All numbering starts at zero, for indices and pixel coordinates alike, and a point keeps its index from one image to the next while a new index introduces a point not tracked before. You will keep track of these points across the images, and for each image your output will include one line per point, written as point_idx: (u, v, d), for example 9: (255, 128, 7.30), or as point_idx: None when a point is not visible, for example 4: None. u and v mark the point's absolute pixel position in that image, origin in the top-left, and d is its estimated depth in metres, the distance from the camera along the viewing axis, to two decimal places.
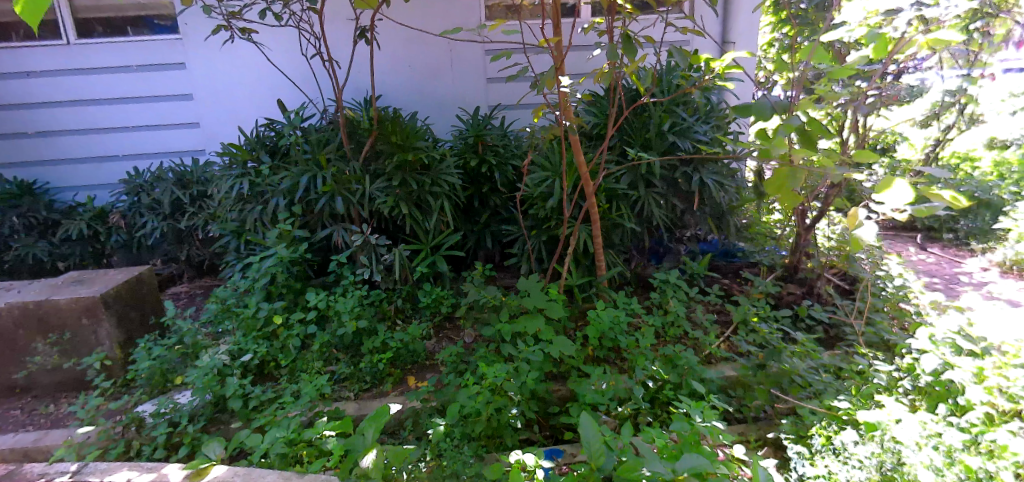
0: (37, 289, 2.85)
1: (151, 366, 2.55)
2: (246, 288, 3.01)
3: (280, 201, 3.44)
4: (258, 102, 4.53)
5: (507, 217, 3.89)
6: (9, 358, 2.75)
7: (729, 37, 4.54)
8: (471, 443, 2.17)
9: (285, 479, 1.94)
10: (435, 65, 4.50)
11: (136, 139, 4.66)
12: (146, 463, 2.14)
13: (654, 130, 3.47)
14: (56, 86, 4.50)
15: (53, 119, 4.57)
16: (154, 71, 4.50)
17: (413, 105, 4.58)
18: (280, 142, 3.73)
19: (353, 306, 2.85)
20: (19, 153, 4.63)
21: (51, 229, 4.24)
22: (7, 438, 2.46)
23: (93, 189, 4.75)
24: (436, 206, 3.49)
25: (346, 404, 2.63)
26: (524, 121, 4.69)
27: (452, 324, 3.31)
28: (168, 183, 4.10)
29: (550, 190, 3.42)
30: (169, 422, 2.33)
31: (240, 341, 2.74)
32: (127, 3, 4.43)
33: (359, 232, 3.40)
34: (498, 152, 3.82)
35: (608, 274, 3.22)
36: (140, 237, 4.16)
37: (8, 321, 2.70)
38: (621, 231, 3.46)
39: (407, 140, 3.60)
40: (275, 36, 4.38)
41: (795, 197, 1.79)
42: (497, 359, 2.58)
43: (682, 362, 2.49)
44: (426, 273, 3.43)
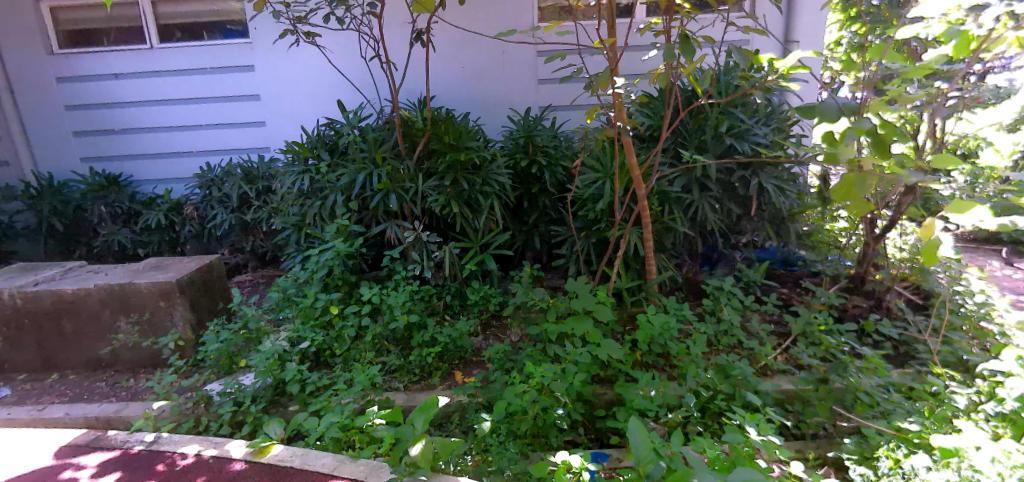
0: (122, 273, 3.09)
1: (219, 348, 2.74)
2: (305, 279, 3.15)
3: (338, 198, 3.57)
4: (319, 102, 4.75)
5: (556, 219, 3.89)
6: (95, 334, 3.00)
7: (792, 36, 4.36)
8: (516, 441, 2.19)
9: (339, 463, 2.04)
10: (487, 67, 4.56)
11: (208, 136, 4.96)
12: (215, 439, 2.30)
13: (710, 132, 3.38)
14: (140, 87, 4.86)
15: (136, 117, 4.94)
16: (225, 73, 4.79)
17: (465, 106, 4.66)
18: (339, 140, 3.88)
19: (404, 300, 2.94)
20: (106, 148, 5.02)
21: (132, 219, 4.60)
22: (92, 407, 2.68)
23: (170, 183, 5.10)
24: (486, 205, 3.54)
25: (395, 394, 2.70)
26: (576, 122, 4.67)
27: (499, 323, 3.35)
28: (237, 178, 4.37)
29: (600, 192, 3.39)
30: (234, 401, 2.47)
31: (299, 329, 2.89)
32: (204, 11, 4.78)
33: (411, 229, 3.47)
34: (548, 153, 3.83)
35: (659, 278, 3.16)
36: (211, 228, 4.45)
37: (97, 301, 2.94)
38: (673, 235, 3.39)
39: (459, 140, 3.68)
40: (337, 40, 4.59)
41: (865, 205, 1.68)
42: (544, 358, 2.59)
43: (735, 372, 2.40)
44: (475, 271, 3.48)
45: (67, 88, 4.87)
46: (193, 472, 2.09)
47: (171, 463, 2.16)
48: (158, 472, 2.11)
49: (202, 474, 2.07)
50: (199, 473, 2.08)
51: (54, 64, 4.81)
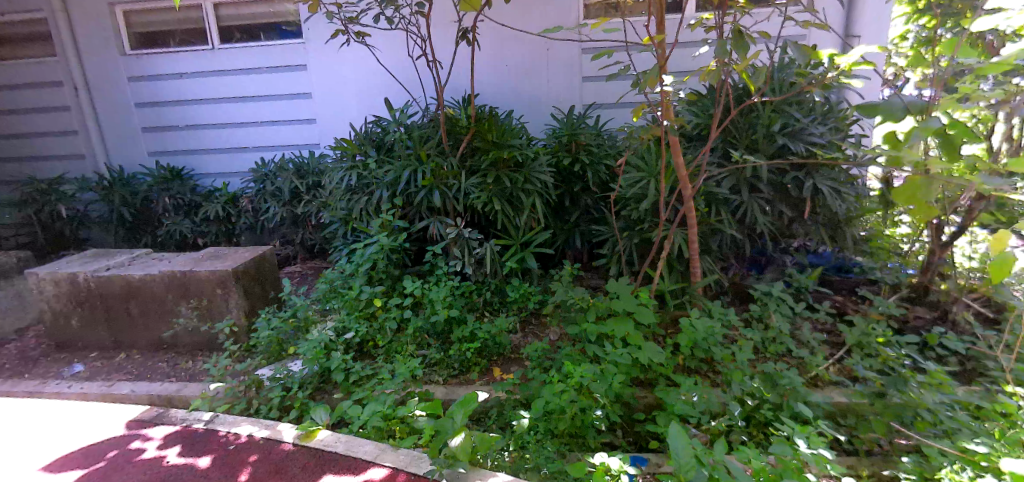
0: (183, 261, 3.28)
1: (271, 335, 2.87)
2: (351, 272, 3.25)
3: (383, 193, 3.66)
4: (367, 100, 4.88)
5: (598, 218, 3.85)
6: (159, 318, 3.19)
7: (854, 30, 4.14)
8: (554, 440, 2.18)
9: (381, 451, 2.11)
10: (532, 64, 4.55)
11: (263, 132, 5.19)
12: (265, 421, 2.41)
13: (762, 132, 3.25)
14: (202, 86, 5.13)
15: (198, 114, 5.22)
16: (280, 72, 4.99)
17: (509, 104, 4.67)
18: (385, 138, 3.97)
19: (445, 295, 2.99)
20: (171, 143, 5.32)
21: (193, 210, 4.87)
22: (155, 386, 2.86)
23: (228, 177, 5.36)
24: (528, 203, 3.54)
25: (435, 387, 2.75)
26: (620, 120, 4.61)
27: (538, 321, 3.35)
28: (289, 173, 4.55)
29: (644, 191, 3.33)
30: (283, 386, 2.58)
31: (344, 319, 2.99)
32: (261, 13, 4.99)
33: (454, 225, 3.51)
34: (591, 152, 3.80)
35: (704, 281, 3.08)
36: (264, 220, 4.65)
37: (160, 286, 3.13)
38: (720, 237, 3.29)
39: (502, 138, 3.69)
40: (385, 40, 4.70)
41: (931, 211, 1.58)
42: (583, 358, 2.57)
43: (783, 381, 2.30)
44: (515, 268, 3.49)
45: (137, 86, 5.19)
46: (246, 451, 2.20)
47: (226, 441, 2.27)
48: (215, 448, 2.23)
49: (254, 453, 2.17)
50: (250, 452, 2.19)
51: (126, 64, 5.14)
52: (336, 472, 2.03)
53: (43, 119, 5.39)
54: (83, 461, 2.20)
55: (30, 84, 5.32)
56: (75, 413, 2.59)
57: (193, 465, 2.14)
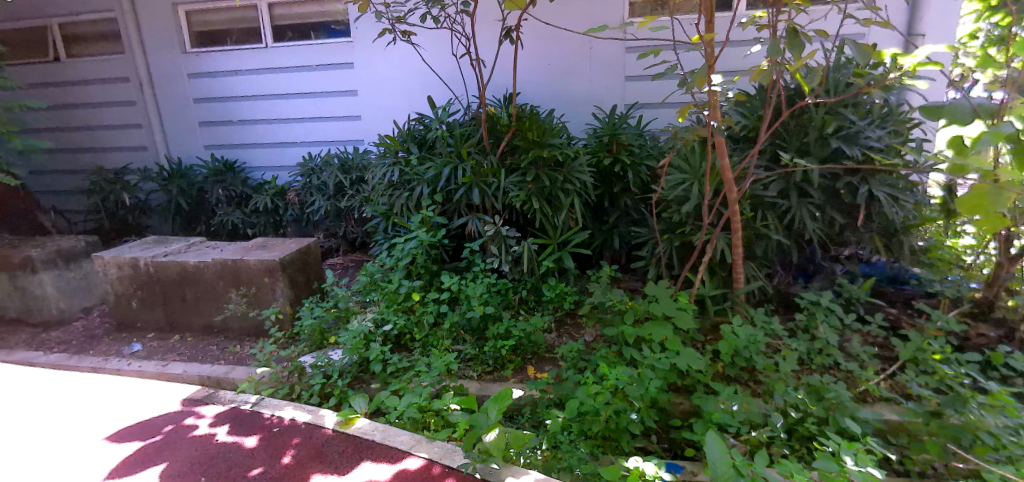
0: (234, 250, 3.43)
1: (314, 324, 2.97)
2: (391, 266, 3.33)
3: (424, 190, 3.72)
4: (411, 97, 4.97)
5: (637, 219, 3.80)
6: (210, 303, 3.36)
7: (918, 28, 3.92)
8: (587, 441, 2.16)
9: (416, 442, 2.15)
10: (575, 63, 4.52)
11: (311, 128, 5.36)
12: (307, 406, 2.50)
13: (814, 134, 3.13)
14: (255, 82, 5.34)
15: (251, 109, 5.44)
16: (328, 70, 5.14)
17: (551, 103, 4.66)
18: (427, 135, 4.03)
19: (482, 291, 3.02)
20: (225, 137, 5.56)
21: (244, 202, 5.09)
22: (206, 368, 3.01)
23: (277, 170, 5.57)
24: (567, 202, 3.52)
25: (469, 382, 2.78)
26: (664, 120, 4.52)
27: (574, 321, 3.34)
28: (334, 168, 4.70)
29: (687, 194, 3.26)
30: (324, 374, 2.66)
31: (383, 312, 3.06)
32: (312, 12, 5.15)
33: (492, 223, 3.54)
34: (632, 152, 3.74)
35: (747, 287, 2.99)
36: (309, 213, 4.81)
37: (212, 273, 3.28)
38: (765, 243, 3.19)
39: (542, 137, 3.69)
40: (430, 38, 4.77)
41: (1000, 221, 1.47)
42: (619, 361, 2.54)
43: (830, 395, 2.21)
44: (552, 268, 3.49)
45: (196, 82, 5.46)
46: (290, 434, 2.28)
47: (271, 423, 2.37)
48: (261, 429, 2.33)
49: (297, 436, 2.26)
50: (293, 435, 2.27)
51: (186, 61, 5.41)
52: (373, 459, 2.08)
53: (111, 113, 5.73)
54: (141, 435, 2.34)
55: (100, 79, 5.67)
56: (134, 389, 2.75)
57: (241, 443, 2.24)
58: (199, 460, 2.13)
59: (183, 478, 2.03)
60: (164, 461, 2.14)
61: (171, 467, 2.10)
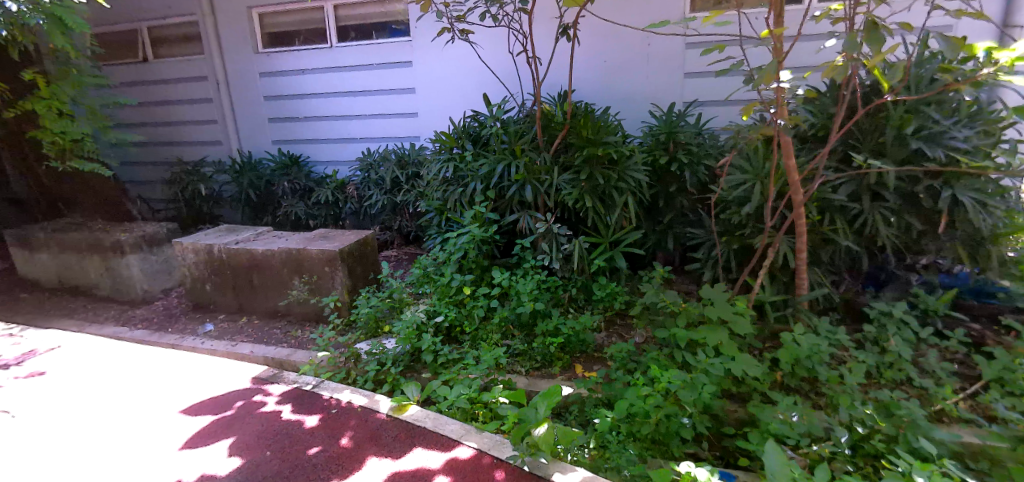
0: (298, 240, 3.61)
1: (369, 312, 3.09)
2: (443, 259, 3.40)
3: (477, 186, 3.76)
4: (467, 95, 5.06)
5: (693, 220, 3.69)
6: (275, 288, 3.55)
7: (1016, 18, 3.59)
8: (636, 443, 2.11)
9: (466, 431, 2.20)
10: (632, 60, 4.44)
11: (370, 125, 5.55)
12: (363, 390, 2.60)
13: (891, 134, 2.93)
14: (320, 80, 5.59)
15: (315, 106, 5.69)
16: (388, 68, 5.31)
17: (606, 100, 4.60)
18: (482, 132, 4.08)
19: (532, 288, 3.03)
20: (291, 133, 5.85)
21: (307, 194, 5.34)
22: (270, 350, 3.19)
23: (337, 165, 5.81)
24: (621, 201, 3.47)
25: (517, 377, 2.79)
26: (724, 119, 4.37)
27: (624, 322, 3.30)
28: (391, 164, 4.85)
29: (748, 195, 3.13)
30: (378, 361, 2.77)
31: (436, 304, 3.14)
32: (375, 13, 5.33)
33: (544, 220, 3.54)
34: (691, 151, 3.64)
35: (811, 294, 2.85)
36: (367, 206, 4.98)
37: (278, 260, 3.47)
38: (832, 248, 3.02)
39: (597, 135, 3.66)
40: (487, 37, 4.83)
41: None
42: (671, 365, 2.49)
43: (901, 412, 2.06)
44: (603, 267, 3.45)
45: (266, 80, 5.77)
46: (347, 415, 2.39)
47: (330, 405, 2.48)
48: (320, 409, 2.45)
49: (353, 418, 2.36)
50: (350, 417, 2.37)
51: (258, 61, 5.73)
52: (425, 446, 2.14)
53: (191, 110, 6.16)
54: (213, 409, 2.51)
55: (182, 78, 6.10)
56: (207, 366, 2.95)
57: (302, 422, 2.36)
58: (264, 434, 2.27)
59: (251, 450, 2.17)
60: (233, 434, 2.29)
61: (240, 440, 2.24)
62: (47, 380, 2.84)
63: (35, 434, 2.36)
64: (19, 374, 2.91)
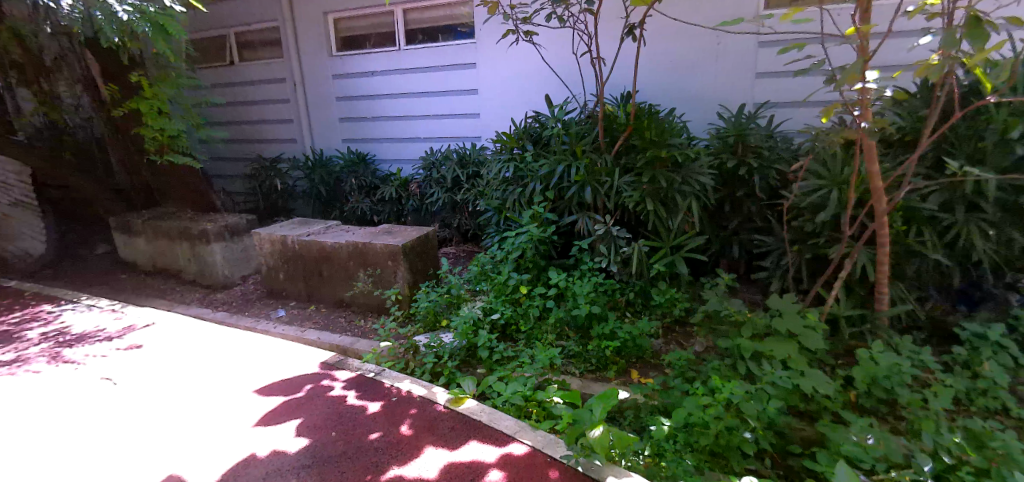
0: (363, 234, 3.77)
1: (428, 306, 3.19)
2: (501, 258, 3.45)
3: (537, 186, 3.77)
4: (529, 96, 5.10)
5: (761, 227, 3.53)
6: (342, 279, 3.73)
7: None
8: (694, 454, 2.03)
9: (520, 428, 2.22)
10: (700, 60, 4.31)
11: (434, 125, 5.71)
12: (421, 381, 2.69)
13: (992, 140, 2.67)
14: (388, 82, 5.81)
15: (382, 107, 5.92)
16: (453, 70, 5.44)
17: (671, 101, 4.49)
18: (543, 133, 4.10)
19: (589, 290, 3.01)
20: (359, 132, 6.12)
21: (372, 191, 5.57)
22: (336, 337, 3.36)
23: (402, 163, 6.02)
24: (684, 205, 3.38)
25: (571, 378, 2.77)
26: (798, 121, 4.16)
27: (683, 329, 3.20)
28: (453, 163, 4.97)
29: (824, 201, 2.96)
30: (435, 354, 2.85)
31: (493, 301, 3.19)
32: (442, 16, 5.46)
33: (603, 222, 3.50)
34: (761, 155, 3.48)
35: (891, 310, 2.65)
36: (428, 203, 5.13)
37: (345, 253, 3.65)
38: (918, 262, 2.80)
39: (661, 136, 3.58)
40: (551, 38, 4.84)
41: None
42: (734, 376, 2.40)
43: (996, 444, 1.88)
44: (663, 272, 3.37)
45: (339, 82, 6.06)
46: (407, 404, 2.47)
47: (391, 393, 2.58)
48: (382, 397, 2.55)
49: (413, 407, 2.44)
50: (410, 406, 2.46)
51: (332, 63, 6.03)
52: (480, 439, 2.18)
53: (271, 110, 6.58)
54: (285, 390, 2.67)
55: (264, 80, 6.53)
56: (280, 349, 3.15)
57: (365, 407, 2.47)
58: (330, 417, 2.40)
59: (318, 431, 2.30)
60: (303, 415, 2.43)
61: (308, 420, 2.38)
62: (144, 353, 3.14)
63: (132, 401, 2.61)
64: (120, 346, 3.23)
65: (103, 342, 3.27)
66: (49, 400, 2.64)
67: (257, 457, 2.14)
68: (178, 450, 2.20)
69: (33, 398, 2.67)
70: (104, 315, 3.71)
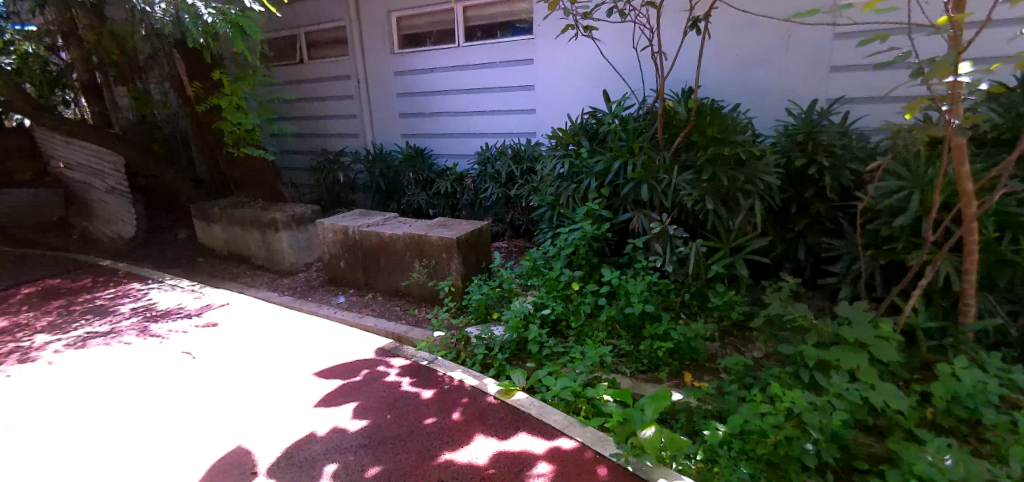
0: (420, 226, 3.88)
1: (480, 299, 3.25)
2: (554, 254, 3.46)
3: (592, 182, 3.74)
4: (586, 92, 5.05)
5: (831, 230, 3.33)
6: (398, 269, 3.86)
7: None
8: (750, 463, 1.94)
9: (569, 423, 2.23)
10: (769, 54, 4.11)
11: (490, 120, 5.77)
12: (472, 371, 2.75)
13: None
14: (447, 78, 5.92)
15: (441, 103, 6.04)
16: (511, 66, 5.47)
17: (736, 97, 4.32)
18: (599, 129, 4.06)
19: (642, 289, 2.96)
20: (418, 127, 6.28)
21: (429, 185, 5.71)
22: (391, 325, 3.48)
23: (458, 158, 6.13)
24: (746, 205, 3.24)
25: (621, 378, 2.74)
26: (876, 118, 3.89)
27: (741, 334, 3.09)
28: (508, 158, 5.02)
29: (904, 204, 2.75)
30: (486, 346, 2.91)
31: (544, 296, 3.20)
32: (501, 12, 5.49)
33: (659, 220, 3.42)
34: (833, 154, 3.28)
35: (978, 324, 2.44)
36: (482, 198, 5.19)
37: (402, 243, 3.76)
38: (1012, 273, 2.56)
39: (725, 133, 3.45)
40: (611, 33, 4.77)
41: None
42: (796, 385, 2.28)
43: None
44: (721, 274, 3.25)
45: (400, 79, 6.24)
46: (459, 393, 2.53)
47: (444, 381, 2.65)
48: (435, 384, 2.62)
49: (464, 396, 2.49)
50: (462, 395, 2.51)
51: (394, 61, 6.22)
52: (529, 432, 2.20)
53: (336, 105, 6.88)
54: (344, 374, 2.80)
55: (330, 77, 6.82)
56: (340, 334, 3.31)
57: (419, 393, 2.55)
58: (386, 400, 2.49)
59: (375, 413, 2.39)
60: (361, 398, 2.54)
61: (365, 403, 2.48)
62: (219, 330, 3.39)
63: (208, 375, 2.82)
64: (199, 323, 3.50)
65: (184, 319, 3.56)
66: (139, 370, 2.91)
67: (317, 435, 2.25)
68: (249, 424, 2.36)
69: (125, 366, 2.94)
70: (185, 294, 4.03)
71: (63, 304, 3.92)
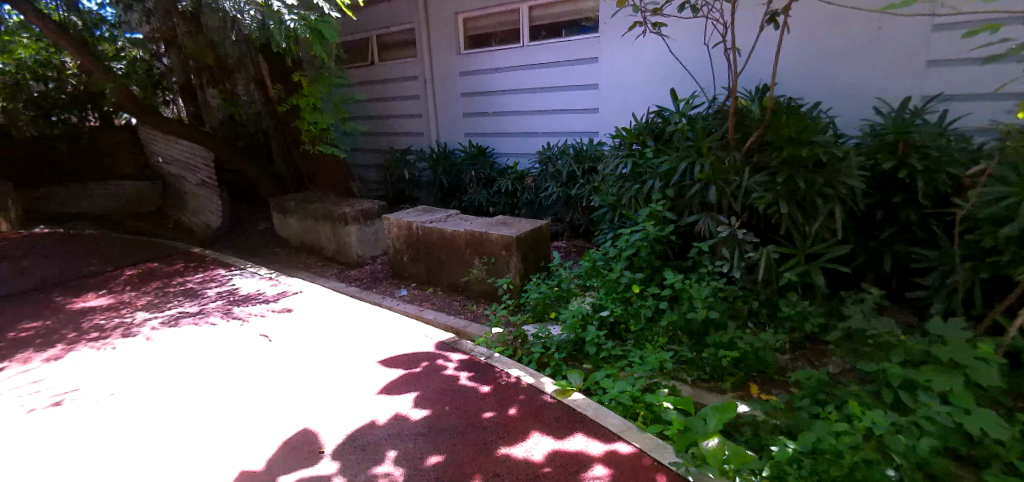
0: (481, 223, 3.95)
1: (538, 298, 3.26)
2: (614, 255, 3.42)
3: (656, 183, 3.64)
4: (653, 90, 4.92)
5: (922, 239, 3.06)
6: (458, 265, 3.94)
7: None
8: None
9: (626, 428, 2.18)
10: (855, 48, 3.84)
11: (553, 119, 5.76)
12: (529, 369, 2.76)
13: None
14: (511, 78, 5.97)
15: (504, 102, 6.10)
16: (575, 65, 5.44)
17: (816, 95, 4.06)
18: (665, 128, 3.96)
19: (706, 294, 2.90)
20: (481, 126, 6.37)
21: (490, 183, 5.79)
22: (451, 319, 3.57)
23: (519, 157, 6.17)
24: (825, 209, 3.03)
25: (682, 386, 2.63)
26: (980, 117, 3.53)
27: (815, 346, 2.90)
28: (569, 158, 4.99)
29: (1012, 213, 2.47)
30: (543, 345, 2.91)
31: (603, 298, 3.16)
32: (566, 11, 5.45)
33: (727, 224, 3.29)
34: (928, 156, 3.00)
35: None
36: (543, 197, 5.19)
37: (463, 240, 3.84)
38: None
39: (802, 134, 3.25)
40: (681, 30, 4.63)
41: None
42: (877, 405, 2.11)
43: None
44: (794, 282, 3.07)
45: (465, 79, 6.36)
46: (515, 390, 2.55)
47: (501, 377, 2.68)
48: (492, 380, 2.66)
49: (521, 393, 2.50)
50: (518, 392, 2.52)
51: (459, 61, 6.34)
52: (585, 434, 2.17)
53: (403, 105, 7.12)
54: (405, 364, 2.90)
55: (399, 78, 7.07)
56: (402, 326, 3.42)
57: (477, 387, 2.59)
58: (445, 392, 2.56)
59: (434, 403, 2.46)
60: (421, 388, 2.62)
61: (425, 393, 2.56)
62: (293, 316, 3.61)
63: (283, 357, 3.02)
64: (275, 308, 3.75)
65: (263, 304, 3.83)
66: (223, 349, 3.16)
67: (379, 422, 2.34)
68: (317, 406, 2.50)
69: (211, 345, 3.21)
70: (263, 281, 4.32)
71: (160, 285, 4.32)
